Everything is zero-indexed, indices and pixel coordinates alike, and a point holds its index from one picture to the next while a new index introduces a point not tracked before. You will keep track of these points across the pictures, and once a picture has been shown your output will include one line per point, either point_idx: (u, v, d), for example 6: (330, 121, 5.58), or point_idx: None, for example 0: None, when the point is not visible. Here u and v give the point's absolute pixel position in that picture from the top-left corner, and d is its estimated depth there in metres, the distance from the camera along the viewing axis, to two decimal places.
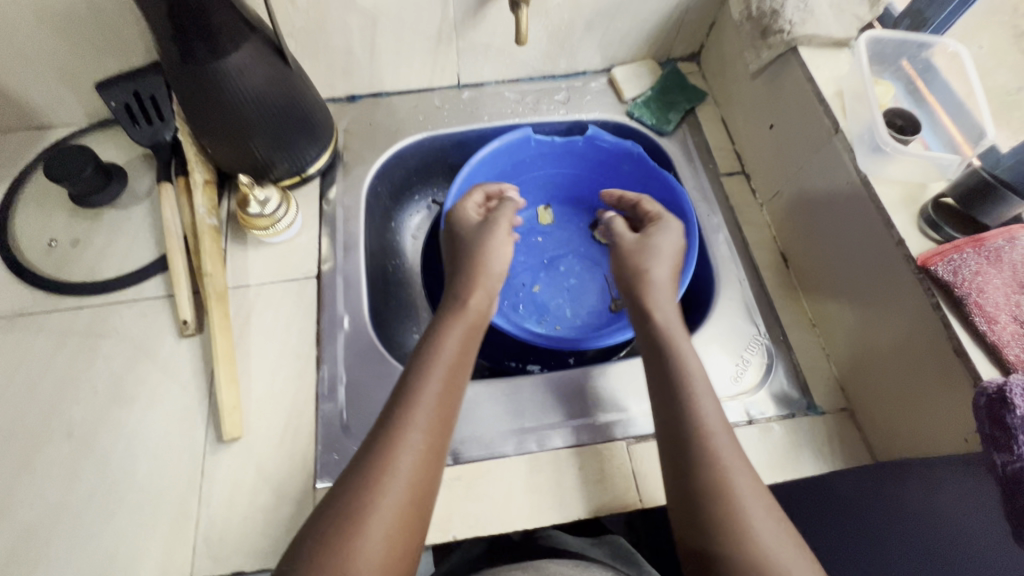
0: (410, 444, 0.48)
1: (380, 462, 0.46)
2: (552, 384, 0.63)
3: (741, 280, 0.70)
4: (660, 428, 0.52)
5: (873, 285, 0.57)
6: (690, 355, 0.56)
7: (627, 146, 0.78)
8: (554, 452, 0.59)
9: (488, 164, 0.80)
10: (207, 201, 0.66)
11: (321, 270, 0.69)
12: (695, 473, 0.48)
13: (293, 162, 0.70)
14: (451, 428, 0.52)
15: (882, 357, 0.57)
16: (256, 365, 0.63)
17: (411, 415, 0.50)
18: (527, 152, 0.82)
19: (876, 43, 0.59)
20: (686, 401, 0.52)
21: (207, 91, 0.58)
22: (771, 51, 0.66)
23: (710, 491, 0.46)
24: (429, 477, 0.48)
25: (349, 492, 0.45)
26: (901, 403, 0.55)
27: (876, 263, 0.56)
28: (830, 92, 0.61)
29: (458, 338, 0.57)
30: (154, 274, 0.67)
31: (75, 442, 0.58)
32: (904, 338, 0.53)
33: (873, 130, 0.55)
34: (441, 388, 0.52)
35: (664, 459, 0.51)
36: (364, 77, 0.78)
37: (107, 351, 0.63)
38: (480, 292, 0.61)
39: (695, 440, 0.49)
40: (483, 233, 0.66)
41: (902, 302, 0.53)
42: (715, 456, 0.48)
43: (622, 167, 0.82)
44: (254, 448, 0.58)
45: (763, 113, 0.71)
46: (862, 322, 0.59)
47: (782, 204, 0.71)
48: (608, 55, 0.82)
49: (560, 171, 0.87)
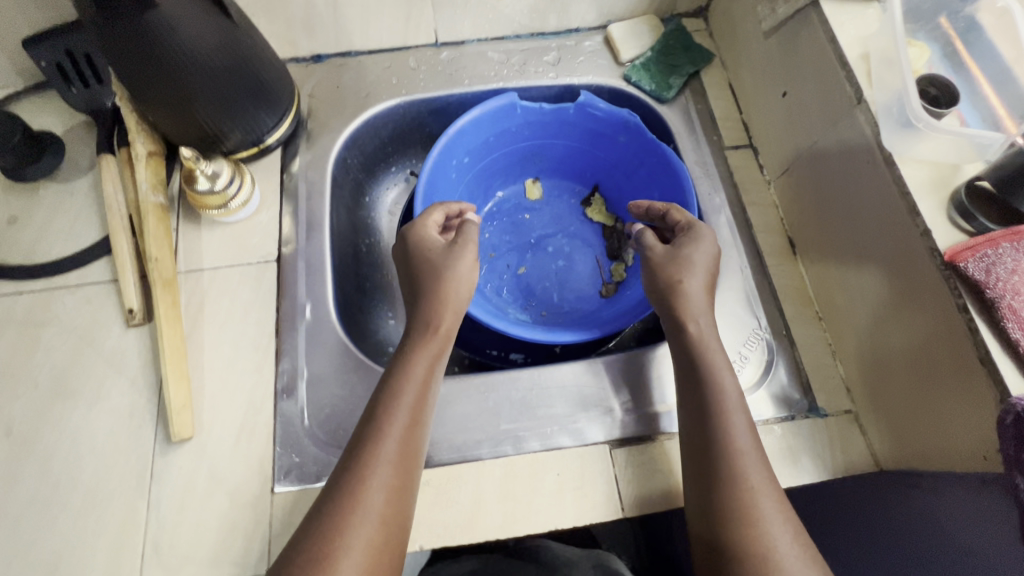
0: (377, 481, 0.45)
1: (347, 502, 0.44)
2: (533, 381, 0.58)
3: (743, 267, 0.63)
4: (686, 441, 0.49)
5: (891, 281, 0.51)
6: (721, 362, 0.51)
7: (624, 115, 0.70)
8: (531, 455, 0.55)
9: (469, 134, 0.72)
10: (151, 176, 0.60)
11: (282, 253, 0.63)
12: (717, 493, 0.44)
13: (249, 131, 0.62)
14: (418, 460, 0.49)
15: (897, 361, 0.52)
16: (210, 358, 0.58)
17: (378, 449, 0.46)
18: (512, 121, 0.74)
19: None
20: (714, 412, 0.48)
21: (133, 50, 0.50)
22: (788, 4, 0.59)
23: (730, 515, 0.43)
24: (400, 514, 0.45)
25: (314, 531, 0.43)
26: (917, 423, 0.51)
27: (895, 256, 0.50)
28: (855, 55, 0.53)
29: (422, 364, 0.52)
30: (98, 256, 0.61)
31: (14, 440, 0.54)
32: (922, 346, 0.48)
33: (903, 101, 0.48)
34: (408, 419, 0.49)
35: (687, 473, 0.48)
36: (329, 34, 0.70)
37: (49, 341, 0.58)
38: (448, 314, 0.56)
39: (720, 457, 0.46)
40: (447, 258, 0.58)
41: (924, 303, 0.47)
42: (739, 475, 0.44)
43: (617, 138, 0.74)
44: (207, 449, 0.54)
45: (776, 79, 0.63)
46: (874, 322, 0.54)
47: (792, 183, 0.64)
48: (604, 10, 0.73)
49: (549, 141, 0.79)
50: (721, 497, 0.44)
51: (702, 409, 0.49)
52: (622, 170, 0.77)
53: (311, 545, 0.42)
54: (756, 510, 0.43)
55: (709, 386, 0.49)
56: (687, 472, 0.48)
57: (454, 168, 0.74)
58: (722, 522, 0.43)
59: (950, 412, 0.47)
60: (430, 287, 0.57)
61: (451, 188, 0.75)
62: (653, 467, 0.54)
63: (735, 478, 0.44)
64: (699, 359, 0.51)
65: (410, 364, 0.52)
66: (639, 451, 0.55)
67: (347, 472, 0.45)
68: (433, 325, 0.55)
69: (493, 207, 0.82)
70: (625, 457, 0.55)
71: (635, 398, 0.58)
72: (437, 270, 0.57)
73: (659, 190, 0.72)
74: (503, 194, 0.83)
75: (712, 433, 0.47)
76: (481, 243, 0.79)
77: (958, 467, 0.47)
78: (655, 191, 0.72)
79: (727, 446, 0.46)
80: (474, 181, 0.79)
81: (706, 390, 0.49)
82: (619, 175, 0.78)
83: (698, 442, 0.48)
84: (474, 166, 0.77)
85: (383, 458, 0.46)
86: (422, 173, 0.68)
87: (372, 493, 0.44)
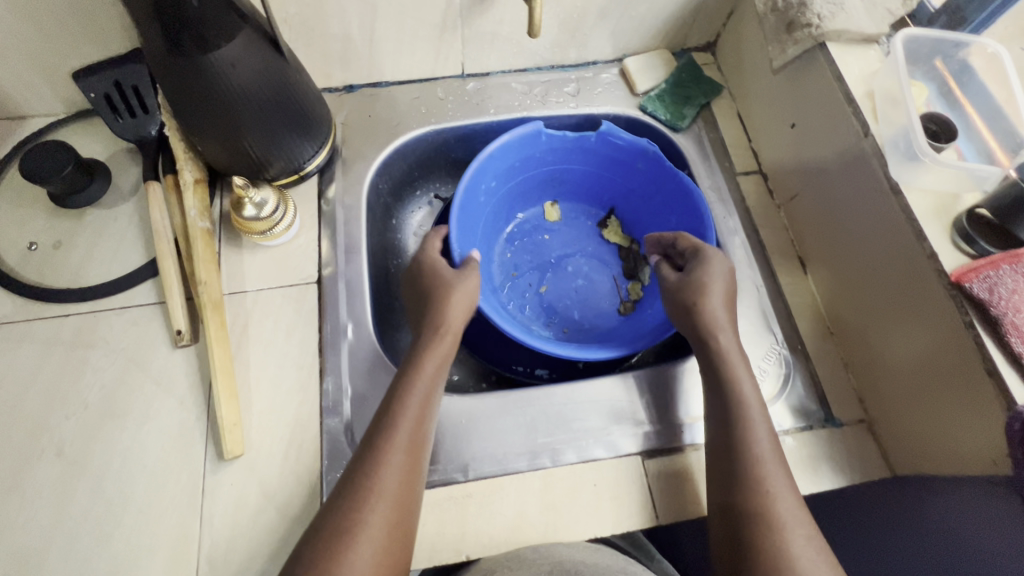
0: (393, 463, 0.49)
1: (369, 484, 0.48)
2: (569, 395, 0.61)
3: (758, 286, 0.68)
4: (711, 445, 0.53)
5: (901, 302, 0.55)
6: (743, 371, 0.55)
7: (643, 144, 0.74)
8: (568, 468, 0.57)
9: (499, 159, 0.75)
10: (198, 203, 0.62)
11: (322, 274, 0.65)
12: (736, 493, 0.48)
13: (290, 159, 0.65)
14: (425, 450, 0.53)
15: (907, 371, 0.56)
16: (256, 378, 0.60)
17: (393, 438, 0.50)
18: (536, 147, 0.77)
19: (913, 41, 0.56)
20: (736, 420, 0.52)
21: (191, 84, 0.52)
22: (798, 45, 0.62)
23: (744, 511, 0.47)
24: (410, 497, 0.49)
25: (342, 509, 0.46)
26: (923, 427, 0.55)
27: (902, 278, 0.55)
28: (860, 93, 0.58)
29: (431, 365, 0.57)
30: (143, 279, 0.63)
31: (66, 460, 0.55)
32: (931, 358, 0.52)
33: (910, 136, 0.53)
34: (420, 410, 0.53)
35: (711, 474, 0.52)
36: (362, 66, 0.73)
37: (96, 363, 0.59)
38: (454, 319, 0.61)
39: (741, 463, 0.49)
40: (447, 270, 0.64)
41: (931, 317, 0.52)
42: (758, 476, 0.48)
43: (636, 166, 0.78)
44: (256, 465, 0.56)
45: (784, 112, 0.68)
46: (884, 336, 0.58)
47: (801, 207, 0.68)
48: (620, 45, 0.78)
49: (569, 166, 0.83)
50: (736, 496, 0.48)
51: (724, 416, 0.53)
52: (638, 195, 0.82)
53: (334, 520, 0.46)
54: (775, 506, 0.47)
55: (732, 397, 0.53)
56: (711, 475, 0.52)
57: (483, 191, 0.77)
58: (737, 517, 0.47)
59: (958, 419, 0.51)
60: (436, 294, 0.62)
61: (479, 210, 0.78)
62: (683, 476, 0.58)
63: (752, 478, 0.48)
64: (724, 365, 0.55)
65: (423, 365, 0.56)
66: (670, 462, 0.58)
67: (365, 455, 0.50)
68: (442, 330, 0.60)
69: (514, 228, 0.85)
70: (656, 467, 0.58)
71: (666, 410, 0.61)
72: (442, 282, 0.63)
73: (675, 215, 0.76)
74: (524, 216, 0.86)
75: (733, 437, 0.51)
76: (504, 262, 0.83)
77: (965, 471, 0.50)
78: (672, 215, 0.77)
79: (747, 449, 0.50)
80: (499, 204, 0.82)
81: (730, 399, 0.53)
82: (635, 199, 0.82)
83: (718, 447, 0.52)
84: (499, 189, 0.80)
85: (397, 445, 0.50)
86: (455, 198, 0.70)
87: (387, 475, 0.48)
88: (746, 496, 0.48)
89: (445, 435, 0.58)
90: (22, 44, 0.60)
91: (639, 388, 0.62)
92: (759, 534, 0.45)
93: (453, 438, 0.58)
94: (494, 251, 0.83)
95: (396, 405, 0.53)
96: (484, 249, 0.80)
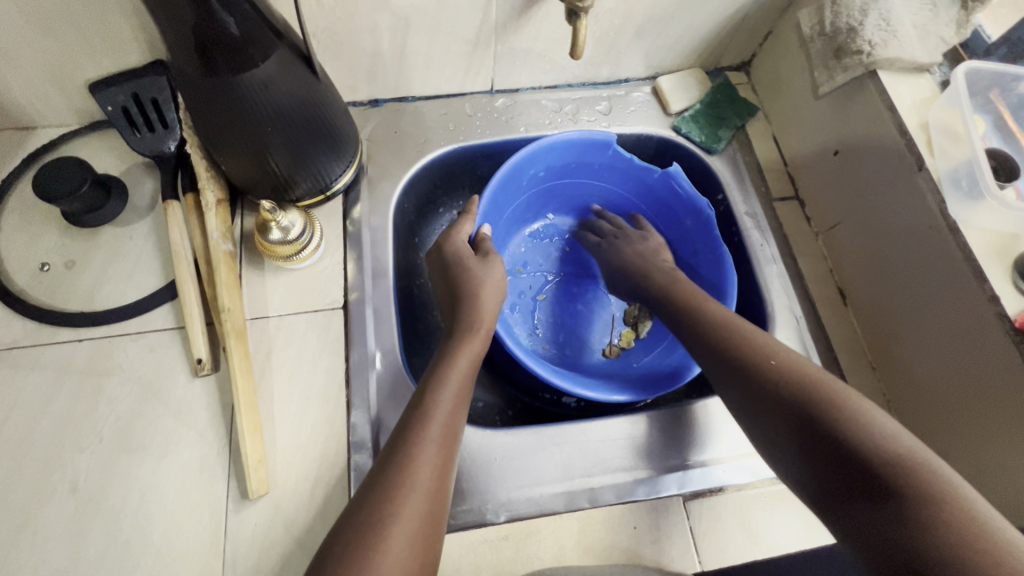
0: (426, 458, 0.46)
1: (399, 476, 0.45)
2: (609, 431, 0.59)
3: (798, 317, 0.66)
4: (735, 390, 0.51)
5: (943, 292, 0.54)
6: (749, 326, 0.55)
7: (701, 204, 0.71)
8: (606, 509, 0.55)
9: (557, 152, 0.72)
10: (220, 225, 0.59)
11: (348, 299, 0.62)
12: (810, 419, 0.45)
13: (317, 180, 0.62)
14: (457, 446, 0.50)
15: (960, 398, 0.54)
16: (281, 410, 0.57)
17: (423, 432, 0.48)
18: (599, 158, 0.75)
19: (974, 73, 0.56)
20: (767, 364, 0.50)
21: (222, 102, 0.50)
22: (847, 72, 0.61)
23: (826, 431, 0.44)
24: (441, 492, 0.46)
25: (370, 503, 0.43)
26: (972, 422, 0.53)
27: (949, 286, 0.54)
28: (915, 124, 0.57)
29: (465, 365, 0.54)
30: (160, 304, 0.60)
31: (80, 496, 0.53)
32: (977, 340, 0.52)
33: (974, 169, 0.53)
34: (450, 407, 0.50)
35: (751, 413, 0.50)
36: (389, 81, 0.71)
37: (112, 393, 0.56)
38: (485, 317, 0.59)
39: (772, 381, 0.49)
40: (478, 269, 0.62)
41: (985, 320, 0.51)
42: (825, 395, 0.46)
43: (684, 221, 0.76)
44: (282, 505, 0.53)
45: (826, 138, 0.67)
46: (931, 363, 0.57)
47: (842, 236, 0.66)
48: (654, 63, 0.75)
49: (620, 191, 0.81)
50: (809, 423, 0.45)
51: (745, 369, 0.51)
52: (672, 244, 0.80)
53: (365, 511, 0.43)
54: (855, 416, 0.44)
55: (748, 349, 0.52)
56: (753, 410, 0.49)
57: (528, 177, 0.74)
58: (824, 440, 0.44)
59: (1012, 408, 0.49)
60: (464, 293, 0.59)
61: (516, 193, 0.75)
62: (724, 518, 0.56)
63: (822, 401, 0.46)
64: (706, 322, 0.57)
65: (456, 362, 0.54)
66: (709, 504, 0.57)
67: (395, 452, 0.46)
68: (476, 326, 0.58)
69: (540, 226, 0.83)
70: (699, 508, 0.56)
71: (703, 446, 0.59)
72: (476, 281, 0.60)
73: (700, 272, 0.75)
74: (553, 218, 0.84)
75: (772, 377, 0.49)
76: (514, 256, 0.81)
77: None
78: (698, 274, 0.75)
79: (797, 378, 0.48)
80: (537, 195, 0.79)
81: (748, 352, 0.52)
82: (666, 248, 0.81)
83: (753, 398, 0.50)
84: (544, 181, 0.77)
85: (428, 446, 0.47)
86: (493, 182, 0.67)
87: (419, 474, 0.45)
88: (824, 415, 0.45)
89: (478, 473, 0.56)
90: (36, 55, 0.57)
91: (678, 422, 0.60)
92: (864, 443, 0.42)
93: (486, 478, 0.56)
94: (510, 241, 0.81)
95: (428, 404, 0.50)
96: (502, 236, 0.78)
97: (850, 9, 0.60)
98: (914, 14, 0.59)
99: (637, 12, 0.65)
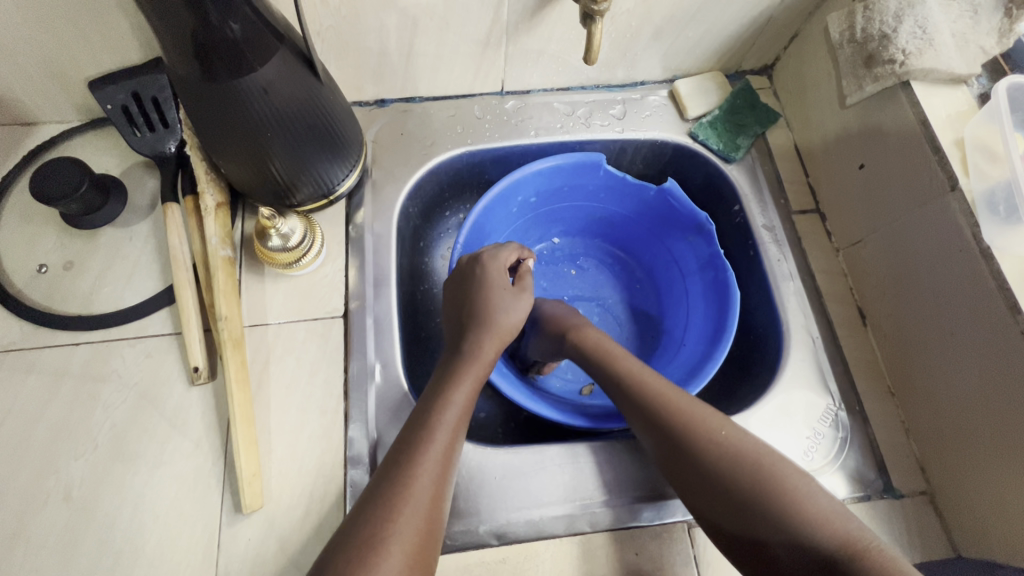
0: (425, 464, 0.45)
1: (401, 488, 0.43)
2: (612, 455, 0.57)
3: (814, 337, 0.63)
4: (708, 498, 0.46)
5: (971, 317, 0.52)
6: (686, 400, 0.51)
7: (701, 219, 0.69)
8: (607, 534, 0.54)
9: (543, 177, 0.70)
10: (220, 230, 0.57)
11: (349, 308, 0.61)
12: (756, 506, 0.44)
13: (319, 184, 0.60)
14: (455, 466, 0.48)
15: (986, 431, 0.51)
16: (277, 421, 0.56)
17: (428, 445, 0.46)
18: (593, 180, 0.72)
19: (1018, 88, 0.54)
20: (709, 447, 0.47)
21: (224, 106, 0.48)
22: (877, 83, 0.58)
23: (792, 530, 0.42)
24: (440, 505, 0.44)
25: (369, 517, 0.41)
26: (997, 454, 0.50)
27: (974, 311, 0.51)
28: (950, 141, 0.54)
29: (470, 377, 0.53)
30: (159, 309, 0.59)
31: (74, 505, 0.52)
32: (1002, 370, 0.49)
33: (1011, 185, 0.50)
34: (456, 418, 0.49)
35: (727, 519, 0.45)
36: (396, 81, 0.69)
37: (108, 399, 0.56)
38: (491, 336, 0.57)
39: (764, 494, 0.44)
40: (484, 282, 0.60)
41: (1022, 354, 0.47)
42: (800, 493, 0.44)
43: (688, 233, 0.72)
44: (276, 520, 0.52)
45: (853, 150, 0.64)
46: (959, 392, 0.54)
47: (865, 254, 0.63)
48: (673, 65, 0.72)
49: (621, 212, 0.78)
50: (764, 513, 0.43)
51: (688, 454, 0.47)
52: (680, 268, 0.76)
53: (363, 527, 0.41)
54: (833, 513, 0.43)
55: (690, 422, 0.48)
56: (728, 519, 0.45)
57: (517, 204, 0.73)
58: (780, 532, 0.43)
59: None
60: (479, 306, 0.58)
61: (506, 220, 0.74)
62: None
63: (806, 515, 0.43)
64: (671, 410, 0.50)
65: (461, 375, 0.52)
66: None
67: (396, 465, 0.45)
68: (481, 339, 0.56)
69: (545, 249, 0.81)
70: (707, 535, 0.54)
71: None
72: (478, 294, 0.59)
73: (704, 301, 0.71)
74: (559, 241, 0.82)
75: (717, 464, 0.46)
76: None
77: None
78: (701, 306, 0.71)
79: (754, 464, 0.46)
80: (533, 219, 0.77)
81: (690, 434, 0.48)
82: (675, 273, 0.77)
83: (727, 503, 0.45)
84: (537, 207, 0.76)
85: (431, 454, 0.46)
86: (479, 204, 0.67)
87: (419, 479, 0.44)
88: (784, 509, 0.43)
89: (477, 491, 0.54)
90: (35, 51, 0.56)
91: None
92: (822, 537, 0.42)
93: (484, 496, 0.54)
94: None
95: (433, 413, 0.48)
96: None
97: (884, 15, 0.57)
98: (954, 21, 0.56)
99: (657, 12, 0.62)
